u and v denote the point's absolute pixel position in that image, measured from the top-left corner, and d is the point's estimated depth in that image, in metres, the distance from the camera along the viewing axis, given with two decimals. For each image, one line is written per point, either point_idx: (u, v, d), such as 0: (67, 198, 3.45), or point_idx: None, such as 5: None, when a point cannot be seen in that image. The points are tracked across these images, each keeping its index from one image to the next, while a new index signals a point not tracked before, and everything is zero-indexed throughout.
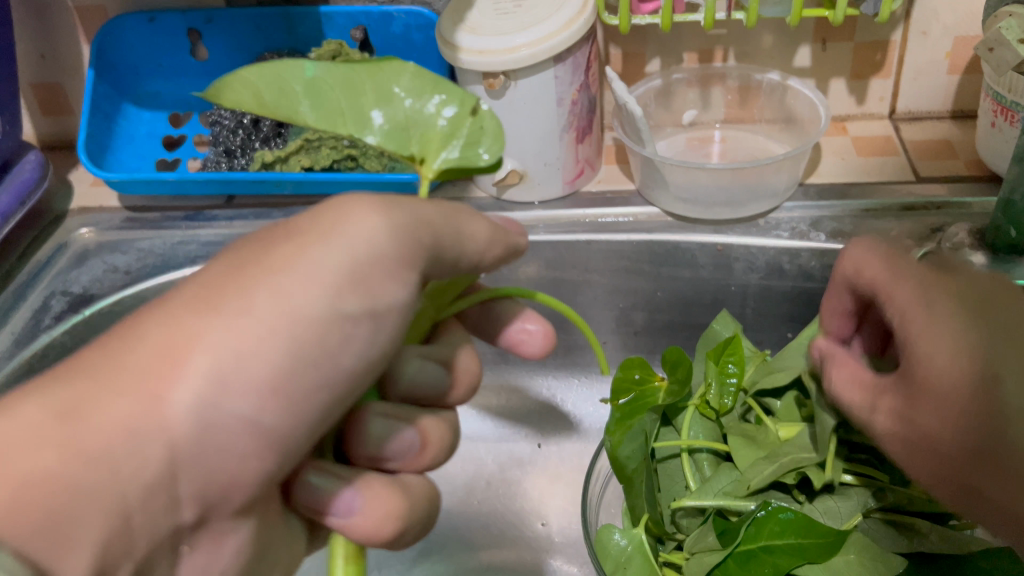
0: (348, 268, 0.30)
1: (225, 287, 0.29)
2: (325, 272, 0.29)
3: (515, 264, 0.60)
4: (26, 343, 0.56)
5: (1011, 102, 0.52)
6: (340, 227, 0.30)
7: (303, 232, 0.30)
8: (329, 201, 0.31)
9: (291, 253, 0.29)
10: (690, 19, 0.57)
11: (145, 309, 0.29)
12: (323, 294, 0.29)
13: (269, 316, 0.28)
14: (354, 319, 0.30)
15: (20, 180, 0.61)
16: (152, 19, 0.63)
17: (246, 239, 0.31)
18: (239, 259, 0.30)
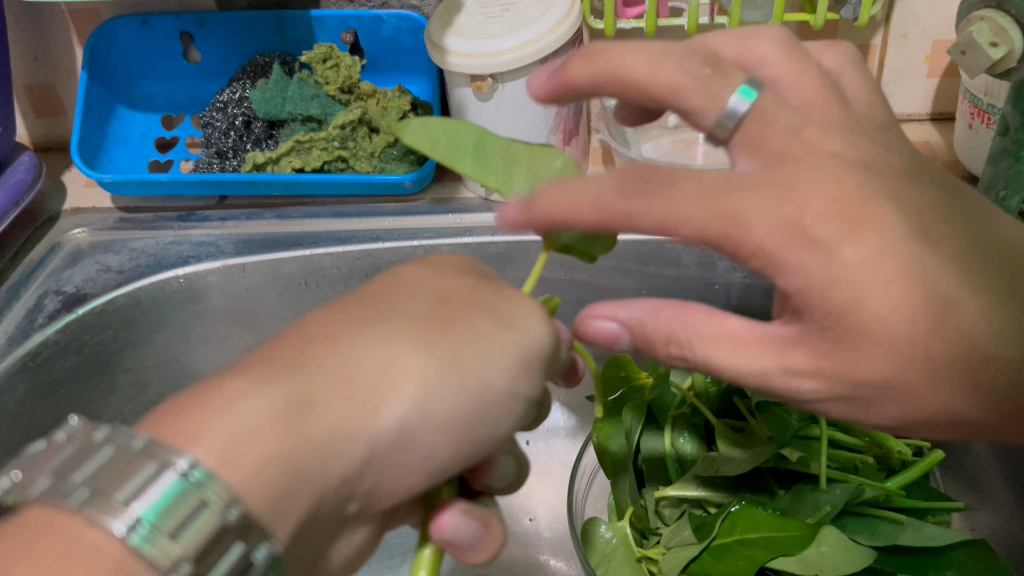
0: (527, 354, 0.29)
1: (443, 328, 0.28)
2: (512, 352, 0.29)
3: (503, 263, 0.61)
4: (18, 342, 0.56)
5: (987, 105, 0.53)
6: (528, 323, 0.30)
7: (487, 306, 0.30)
8: (516, 293, 0.31)
9: (490, 326, 0.29)
10: (675, 23, 0.58)
11: (361, 317, 0.29)
12: (510, 369, 0.29)
13: (476, 372, 0.28)
14: (519, 401, 0.30)
15: (14, 181, 0.61)
16: (145, 22, 0.64)
17: (445, 278, 0.31)
18: (444, 309, 0.29)
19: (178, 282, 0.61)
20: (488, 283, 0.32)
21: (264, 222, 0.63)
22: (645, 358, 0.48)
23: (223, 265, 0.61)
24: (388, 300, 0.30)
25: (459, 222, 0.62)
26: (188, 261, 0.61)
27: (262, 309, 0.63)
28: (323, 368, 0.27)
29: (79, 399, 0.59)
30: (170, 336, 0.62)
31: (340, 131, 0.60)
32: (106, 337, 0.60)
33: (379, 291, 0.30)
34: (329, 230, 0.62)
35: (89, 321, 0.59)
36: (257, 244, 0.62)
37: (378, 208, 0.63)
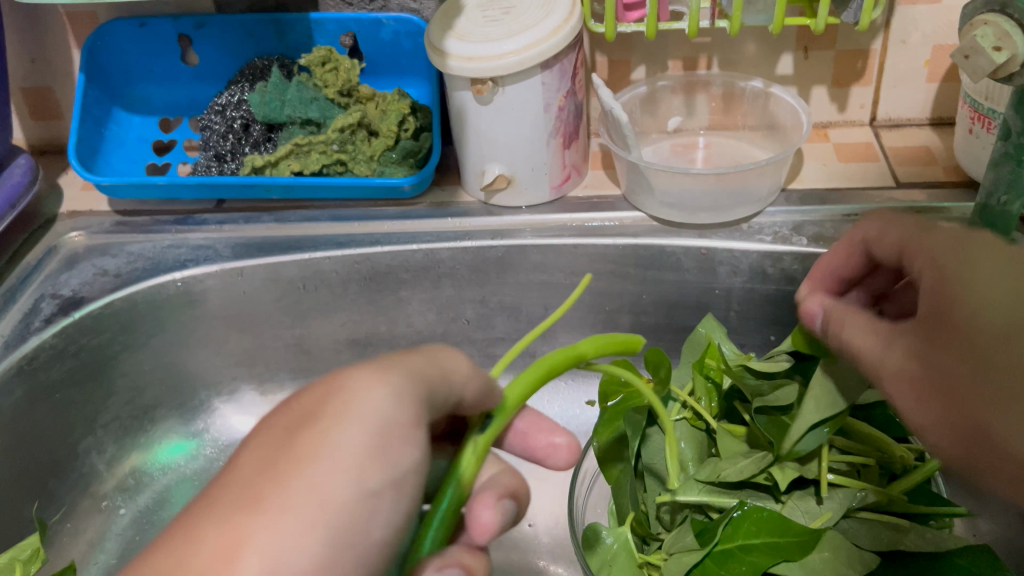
0: (369, 442, 0.28)
1: (266, 477, 0.27)
2: (355, 445, 0.28)
3: (502, 267, 0.61)
4: (14, 345, 0.55)
5: (988, 109, 0.53)
6: (352, 404, 0.29)
7: (314, 416, 0.28)
8: (333, 381, 0.30)
9: (315, 438, 0.28)
10: (675, 27, 0.58)
11: (192, 508, 0.27)
12: (349, 476, 0.27)
13: (327, 490, 0.27)
14: (382, 494, 0.28)
15: (11, 183, 0.61)
16: (143, 25, 0.64)
17: (280, 414, 0.29)
18: (268, 453, 0.28)
19: (175, 285, 0.60)
20: (305, 395, 0.30)
21: (262, 225, 0.62)
22: (652, 359, 0.46)
23: (221, 269, 0.60)
24: (224, 473, 0.28)
25: (458, 226, 0.61)
26: (186, 264, 0.60)
27: (259, 313, 0.63)
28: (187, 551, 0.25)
29: (75, 404, 0.58)
30: (167, 340, 0.62)
31: (338, 134, 0.60)
32: (103, 341, 0.59)
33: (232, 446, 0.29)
34: (327, 233, 0.62)
35: (86, 325, 0.58)
36: (254, 247, 0.61)
37: (377, 211, 0.63)
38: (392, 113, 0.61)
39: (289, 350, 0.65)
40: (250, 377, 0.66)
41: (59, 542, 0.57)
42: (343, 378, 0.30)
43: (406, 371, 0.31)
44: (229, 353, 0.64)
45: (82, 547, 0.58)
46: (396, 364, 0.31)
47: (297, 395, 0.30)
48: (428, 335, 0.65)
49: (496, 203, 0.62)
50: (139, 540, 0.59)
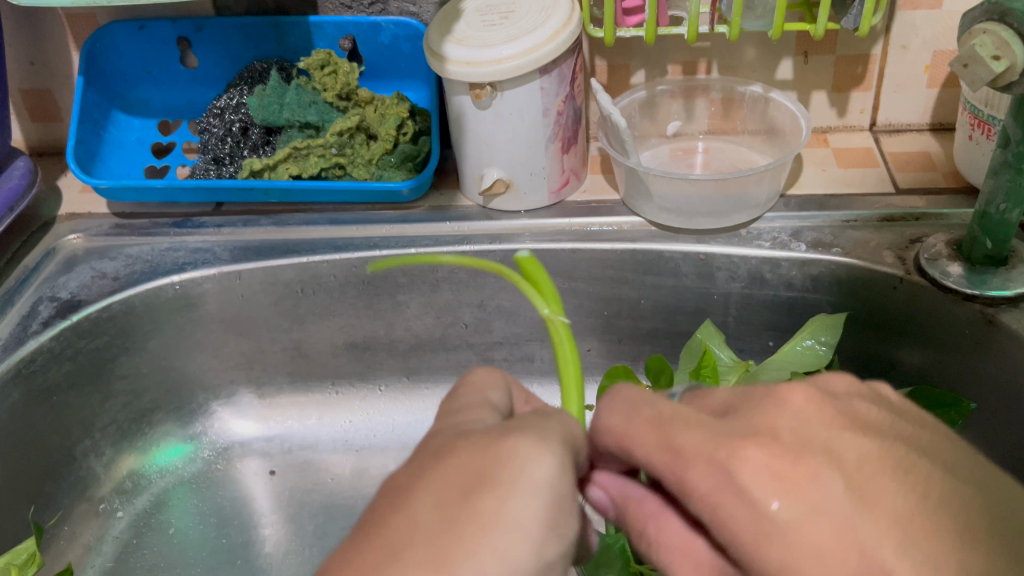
0: (543, 510, 0.26)
1: (453, 533, 0.25)
2: (531, 509, 0.26)
3: (500, 272, 0.61)
4: (12, 349, 0.55)
5: (987, 116, 0.53)
6: (523, 472, 0.27)
7: (491, 478, 0.26)
8: (497, 442, 0.28)
9: (494, 505, 0.26)
10: (674, 32, 0.58)
11: (373, 558, 0.24)
12: (532, 543, 0.26)
13: (504, 545, 0.25)
14: (552, 564, 0.27)
15: (10, 186, 0.61)
16: (142, 28, 0.64)
17: (443, 467, 0.27)
18: (446, 511, 0.25)
19: (174, 288, 0.60)
20: (466, 447, 0.28)
21: (260, 228, 0.62)
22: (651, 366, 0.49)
23: (219, 272, 0.60)
24: (391, 513, 0.25)
25: (456, 230, 0.61)
26: (184, 267, 0.60)
27: (257, 317, 0.62)
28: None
29: (72, 407, 0.58)
30: (165, 343, 0.62)
31: (337, 138, 0.60)
32: (100, 344, 0.59)
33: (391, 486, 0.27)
34: (325, 236, 0.62)
35: (84, 328, 0.58)
36: (253, 251, 0.61)
37: (376, 215, 0.63)
38: (391, 117, 0.61)
39: (287, 354, 0.65)
40: (248, 380, 0.66)
41: (56, 545, 0.57)
42: (508, 437, 0.28)
43: (559, 437, 0.29)
44: (227, 357, 0.64)
45: (78, 550, 0.58)
46: (542, 429, 0.29)
47: (457, 447, 0.28)
48: (426, 339, 0.65)
49: (494, 208, 0.62)
50: (136, 543, 0.59)
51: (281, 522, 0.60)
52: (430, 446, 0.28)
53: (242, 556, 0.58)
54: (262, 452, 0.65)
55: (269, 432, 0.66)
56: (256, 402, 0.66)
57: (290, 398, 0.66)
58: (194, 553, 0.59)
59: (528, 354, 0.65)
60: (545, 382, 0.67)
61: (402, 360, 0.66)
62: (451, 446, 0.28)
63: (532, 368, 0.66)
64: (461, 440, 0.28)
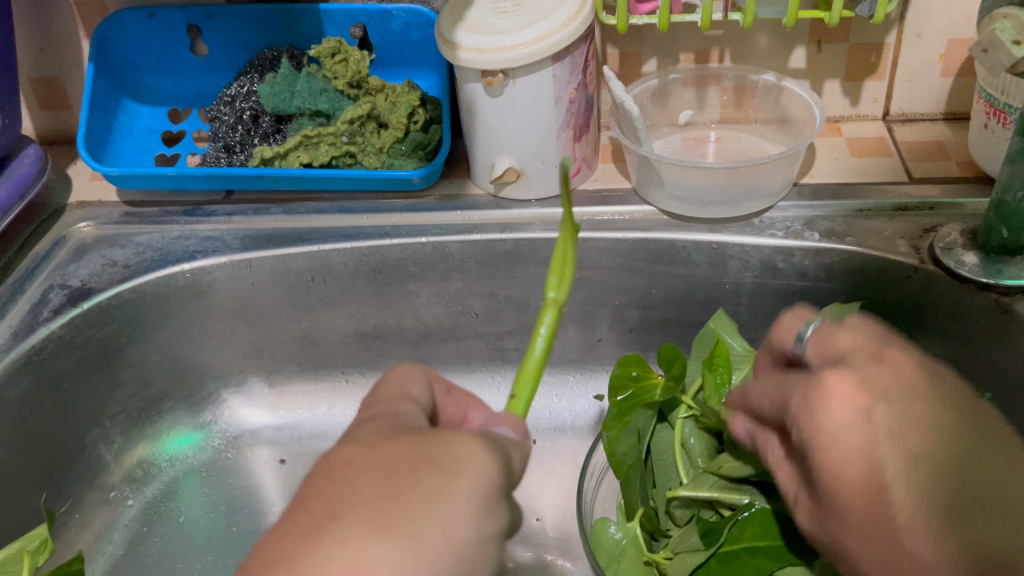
0: (486, 494, 0.26)
1: (395, 505, 0.25)
2: (475, 495, 0.26)
3: (511, 261, 0.61)
4: (22, 336, 0.55)
5: (1004, 104, 0.52)
6: (470, 463, 0.27)
7: (431, 459, 0.26)
8: (444, 434, 0.28)
9: (439, 483, 0.26)
10: (687, 19, 0.57)
11: (314, 522, 0.24)
12: (473, 517, 0.26)
13: (452, 524, 0.25)
14: (493, 542, 0.27)
15: (19, 174, 0.61)
16: (151, 15, 0.63)
17: (377, 449, 0.27)
18: (390, 481, 0.25)
19: (184, 276, 0.60)
20: (402, 437, 0.28)
21: (271, 216, 0.62)
22: (666, 355, 0.48)
23: (229, 261, 0.60)
24: (330, 486, 0.25)
25: (467, 219, 0.61)
26: (194, 255, 0.60)
27: (267, 305, 0.62)
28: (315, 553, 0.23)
29: (82, 396, 0.58)
30: (175, 331, 0.62)
31: (348, 126, 0.60)
32: (110, 332, 0.59)
33: (322, 467, 0.26)
34: (336, 225, 0.62)
35: (94, 316, 0.58)
36: (263, 239, 0.61)
37: (386, 204, 0.63)
38: (402, 105, 0.61)
39: (296, 343, 0.65)
40: (257, 369, 0.66)
41: (66, 533, 0.57)
42: (451, 432, 0.28)
43: (493, 439, 0.29)
44: (236, 346, 0.64)
45: (89, 538, 0.58)
46: (485, 434, 0.29)
47: (396, 439, 0.28)
48: (436, 328, 0.64)
49: (505, 196, 0.62)
50: (146, 531, 0.59)
51: None
52: (365, 432, 0.28)
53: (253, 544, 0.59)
54: (271, 441, 0.65)
55: (279, 421, 0.66)
56: (265, 390, 0.66)
57: (299, 387, 0.66)
58: (204, 541, 0.59)
59: None
60: (554, 372, 0.66)
61: (411, 349, 0.66)
62: (391, 437, 0.28)
63: None
64: (400, 435, 0.28)
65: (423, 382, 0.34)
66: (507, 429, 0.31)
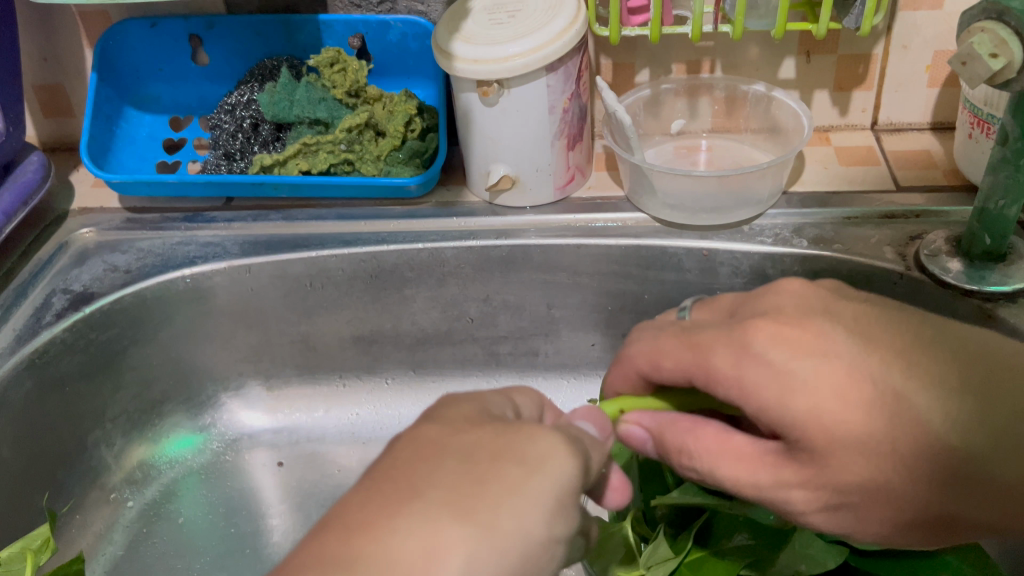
0: (559, 496, 0.29)
1: (478, 493, 0.27)
2: (550, 491, 0.28)
3: (506, 267, 0.62)
4: (26, 339, 0.56)
5: (987, 114, 0.54)
6: (551, 461, 0.29)
7: (509, 451, 0.29)
8: (530, 429, 0.30)
9: (519, 477, 0.28)
10: (678, 31, 0.58)
11: (396, 494, 0.27)
12: (544, 519, 0.28)
13: (531, 511, 0.28)
14: (559, 544, 0.29)
15: (24, 180, 0.62)
16: (154, 25, 0.65)
17: (465, 434, 0.29)
18: (472, 466, 0.28)
19: (184, 281, 0.61)
20: (491, 428, 0.30)
21: (270, 223, 0.63)
22: None
23: (229, 266, 0.61)
24: (418, 464, 0.28)
25: (462, 226, 0.62)
26: (195, 261, 0.61)
27: (266, 310, 0.63)
28: (408, 512, 0.26)
29: (84, 397, 0.59)
30: (175, 335, 0.63)
31: (347, 135, 0.61)
32: (112, 335, 0.60)
33: (413, 442, 0.29)
34: (333, 232, 0.63)
35: (96, 320, 0.59)
36: (262, 245, 0.62)
37: (383, 210, 0.64)
38: (400, 114, 0.62)
39: (294, 347, 0.66)
40: (256, 373, 0.66)
41: (68, 533, 0.58)
42: (534, 427, 0.30)
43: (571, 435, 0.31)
44: (236, 350, 0.65)
45: (90, 538, 0.59)
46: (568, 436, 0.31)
47: (493, 428, 0.30)
48: (432, 333, 0.66)
49: (500, 203, 0.63)
50: (146, 531, 0.60)
51: (289, 512, 0.61)
52: (455, 414, 0.31)
53: (253, 544, 0.59)
54: (269, 443, 0.66)
55: (277, 424, 0.67)
56: (264, 394, 0.67)
57: (298, 391, 0.67)
58: (206, 542, 0.60)
59: (533, 348, 0.66)
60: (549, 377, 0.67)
61: (408, 354, 0.67)
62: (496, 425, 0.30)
63: (537, 362, 0.67)
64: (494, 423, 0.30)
65: (536, 402, 0.35)
66: (591, 425, 0.35)
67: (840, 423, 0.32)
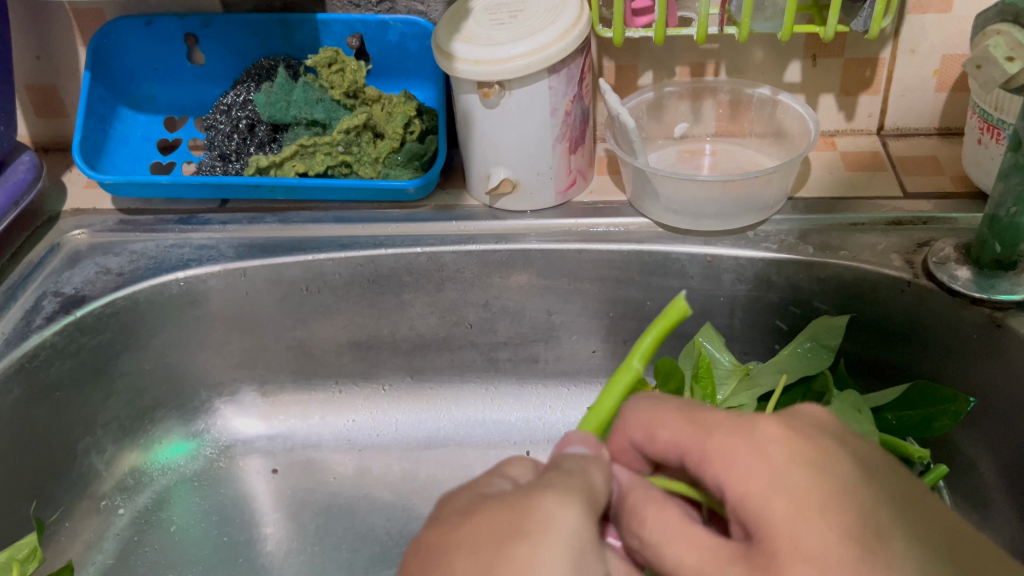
0: (575, 544, 0.27)
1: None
2: (565, 549, 0.27)
3: (506, 272, 0.61)
4: (15, 343, 0.55)
5: (997, 120, 0.53)
6: (553, 522, 0.28)
7: (522, 528, 0.27)
8: (524, 500, 0.29)
9: (529, 551, 0.27)
10: (683, 33, 0.57)
11: None
12: (569, 567, 0.27)
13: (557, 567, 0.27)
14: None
15: (14, 180, 0.60)
16: (149, 23, 0.63)
17: (471, 526, 0.28)
18: (483, 558, 0.27)
19: (178, 284, 0.60)
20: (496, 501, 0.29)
21: (265, 225, 0.62)
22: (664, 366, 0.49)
23: (224, 269, 0.60)
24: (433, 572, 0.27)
25: (462, 229, 0.61)
26: (189, 264, 0.60)
27: (262, 314, 0.62)
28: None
29: (75, 403, 0.58)
30: (168, 340, 0.61)
31: (344, 136, 0.60)
32: (104, 339, 0.59)
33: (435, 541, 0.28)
34: (330, 234, 0.62)
35: (87, 324, 0.57)
36: (257, 248, 0.61)
37: (381, 214, 0.63)
38: (398, 116, 0.61)
39: (290, 353, 0.64)
40: (251, 378, 0.65)
41: (57, 541, 0.57)
42: (533, 494, 0.29)
43: (564, 485, 0.30)
44: (229, 355, 0.64)
45: (80, 546, 0.58)
46: (558, 485, 0.30)
47: (501, 500, 0.29)
48: (430, 338, 0.64)
49: (500, 207, 0.62)
50: (137, 540, 0.59)
51: (283, 521, 0.60)
52: (451, 510, 0.30)
53: (247, 554, 0.58)
54: (264, 450, 0.65)
55: (272, 430, 0.65)
56: (258, 399, 0.66)
57: (292, 397, 0.66)
58: (198, 551, 0.58)
59: (532, 354, 0.65)
60: (548, 384, 0.66)
61: (405, 360, 0.66)
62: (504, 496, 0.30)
63: (536, 368, 0.66)
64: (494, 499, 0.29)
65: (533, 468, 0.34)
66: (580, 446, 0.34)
67: (809, 546, 0.27)
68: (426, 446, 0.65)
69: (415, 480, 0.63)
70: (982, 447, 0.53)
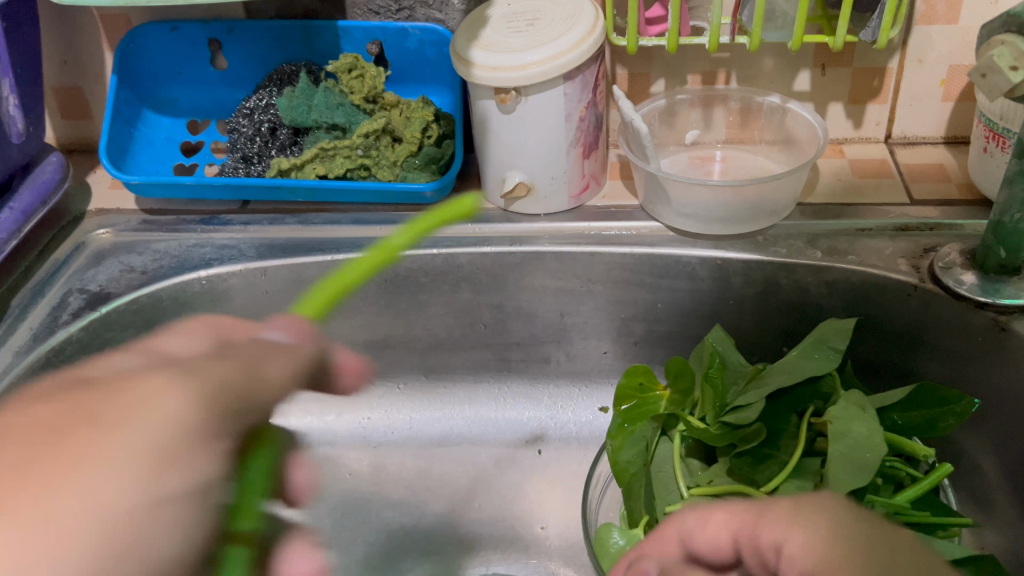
0: (162, 436, 0.30)
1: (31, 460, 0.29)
2: (145, 440, 0.30)
3: (519, 273, 0.62)
4: (42, 338, 0.56)
5: (1002, 129, 0.54)
6: (156, 403, 0.31)
7: (96, 408, 0.30)
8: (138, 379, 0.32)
9: (86, 440, 0.29)
10: (695, 42, 0.59)
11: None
12: (130, 465, 0.29)
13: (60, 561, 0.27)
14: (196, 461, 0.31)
15: (42, 180, 0.62)
16: (174, 29, 0.65)
17: (44, 407, 0.31)
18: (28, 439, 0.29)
19: (200, 283, 0.61)
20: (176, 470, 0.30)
21: (286, 226, 0.64)
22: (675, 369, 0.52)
23: (245, 268, 0.62)
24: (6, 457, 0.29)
25: (477, 232, 0.63)
26: (211, 263, 0.62)
27: (282, 313, 0.64)
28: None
29: None
30: None
31: (364, 140, 0.62)
32: (127, 336, 0.60)
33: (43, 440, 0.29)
34: (348, 236, 0.63)
35: (111, 320, 0.59)
36: (278, 248, 0.63)
37: (399, 216, 0.64)
38: (416, 120, 0.62)
39: None
40: None
41: None
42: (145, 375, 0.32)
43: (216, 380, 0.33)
44: None
45: None
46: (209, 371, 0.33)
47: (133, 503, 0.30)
48: (444, 338, 0.66)
49: (514, 210, 0.64)
50: None
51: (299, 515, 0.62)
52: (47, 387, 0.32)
53: None
54: None
55: (289, 428, 0.67)
56: (275, 397, 0.67)
57: (308, 396, 0.68)
58: None
59: (544, 355, 0.66)
60: (559, 384, 0.67)
61: (420, 359, 0.67)
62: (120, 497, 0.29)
63: (548, 368, 0.67)
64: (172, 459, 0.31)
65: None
66: None
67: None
68: (441, 444, 0.66)
69: (428, 476, 0.65)
70: (984, 449, 0.54)
